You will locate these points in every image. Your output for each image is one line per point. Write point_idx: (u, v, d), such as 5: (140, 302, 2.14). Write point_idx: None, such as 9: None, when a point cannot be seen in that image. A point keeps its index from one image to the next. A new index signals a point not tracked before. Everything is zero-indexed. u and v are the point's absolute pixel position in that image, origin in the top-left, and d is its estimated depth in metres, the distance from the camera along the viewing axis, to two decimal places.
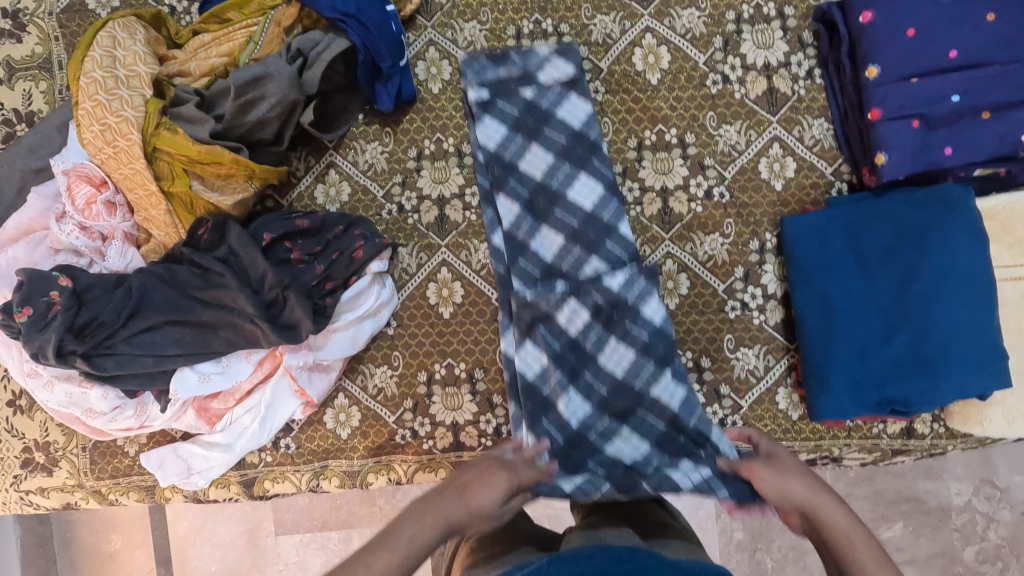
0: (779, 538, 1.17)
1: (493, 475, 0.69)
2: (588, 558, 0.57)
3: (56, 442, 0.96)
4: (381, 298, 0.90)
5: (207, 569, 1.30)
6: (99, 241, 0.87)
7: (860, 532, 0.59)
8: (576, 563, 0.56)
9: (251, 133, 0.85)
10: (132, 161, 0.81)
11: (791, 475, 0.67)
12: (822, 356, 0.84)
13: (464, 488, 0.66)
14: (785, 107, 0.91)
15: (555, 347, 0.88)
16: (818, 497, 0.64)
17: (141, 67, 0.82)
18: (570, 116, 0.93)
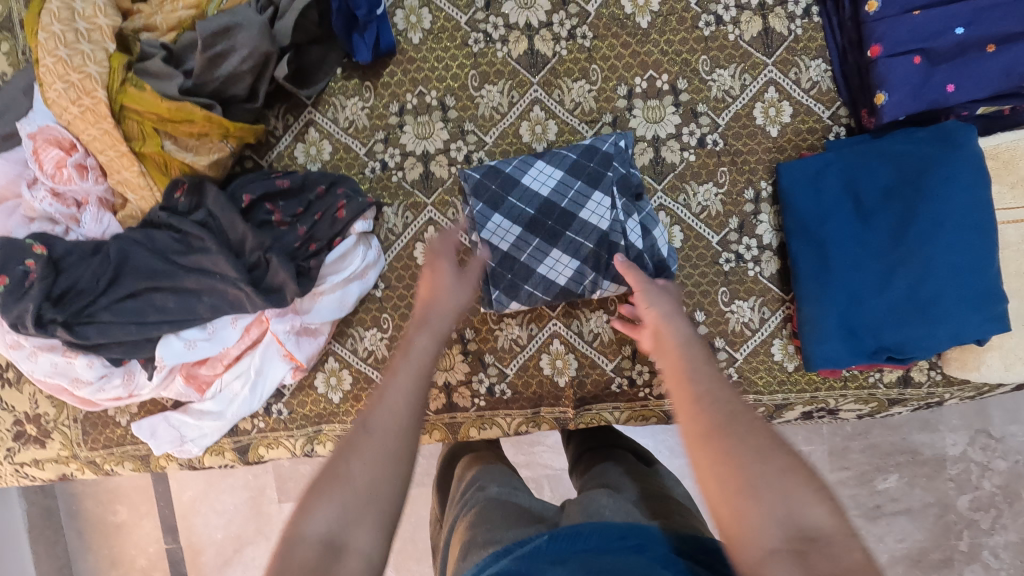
0: None
1: (444, 265, 0.74)
2: (586, 536, 0.59)
3: (47, 413, 0.96)
4: (367, 259, 0.88)
5: (214, 536, 1.32)
6: (72, 210, 0.84)
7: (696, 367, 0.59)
8: (575, 542, 0.59)
9: (223, 89, 0.81)
10: (99, 120, 0.77)
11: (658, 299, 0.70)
12: (816, 302, 0.82)
13: (426, 298, 0.71)
14: (781, 49, 0.88)
15: (524, 218, 0.83)
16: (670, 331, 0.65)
17: (101, 20, 0.77)
18: (595, 220, 0.82)
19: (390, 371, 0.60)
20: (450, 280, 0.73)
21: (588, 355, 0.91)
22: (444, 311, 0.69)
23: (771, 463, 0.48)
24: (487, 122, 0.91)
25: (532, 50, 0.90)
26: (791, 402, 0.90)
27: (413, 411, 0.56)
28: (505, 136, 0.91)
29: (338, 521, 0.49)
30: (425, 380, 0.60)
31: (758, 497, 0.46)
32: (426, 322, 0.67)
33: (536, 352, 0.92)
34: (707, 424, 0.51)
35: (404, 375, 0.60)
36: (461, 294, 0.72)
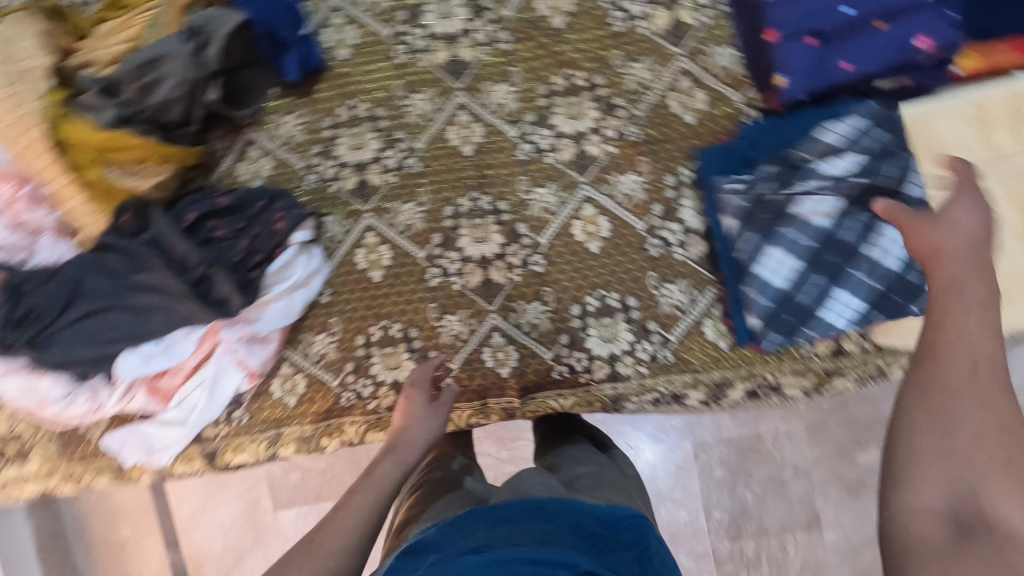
0: (756, 471, 1.19)
1: (416, 394, 0.87)
2: (507, 508, 0.66)
3: (24, 433, 1.02)
4: (310, 267, 0.93)
5: (213, 547, 1.37)
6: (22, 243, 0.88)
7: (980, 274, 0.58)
8: (495, 513, 0.65)
9: (158, 116, 0.85)
10: (40, 154, 0.81)
11: (969, 206, 0.64)
12: (831, 277, 0.83)
13: (407, 425, 0.84)
14: (691, 39, 0.90)
15: None
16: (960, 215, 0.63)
17: (38, 60, 0.82)
18: None
19: (354, 491, 0.73)
20: (426, 415, 0.85)
21: (527, 345, 0.94)
22: (414, 441, 0.82)
23: (984, 437, 0.48)
24: (416, 129, 0.95)
25: (454, 57, 0.94)
26: (729, 381, 0.93)
27: (356, 531, 0.67)
28: (435, 141, 0.95)
29: None
30: (379, 503, 0.71)
31: (947, 444, 0.49)
32: (399, 450, 0.80)
33: (479, 346, 0.95)
34: (943, 365, 0.52)
35: (367, 499, 0.71)
36: (431, 424, 0.84)
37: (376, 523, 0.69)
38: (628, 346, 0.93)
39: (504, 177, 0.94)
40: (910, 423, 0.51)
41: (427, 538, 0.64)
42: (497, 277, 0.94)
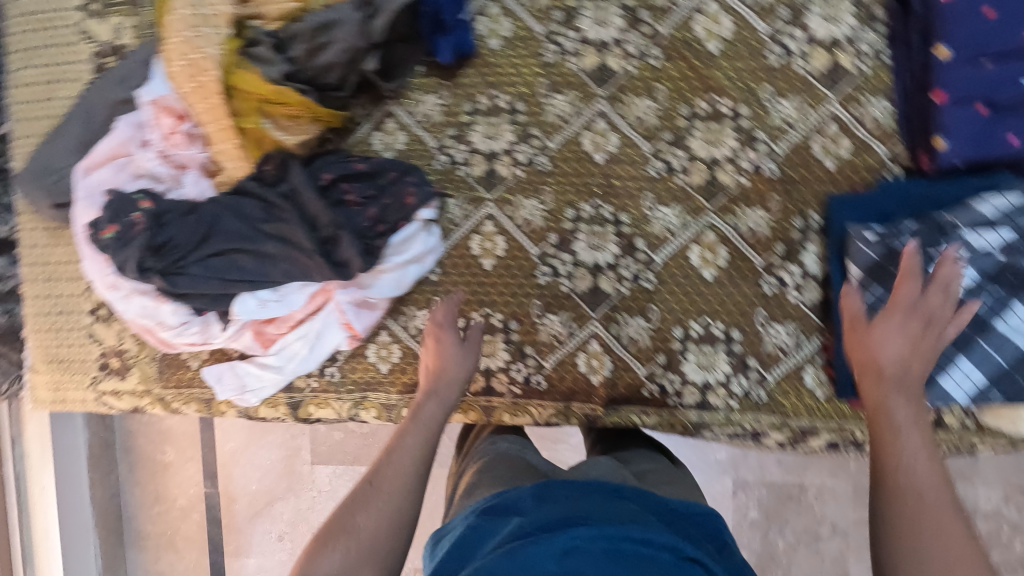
0: (793, 520, 1.17)
1: (447, 336, 0.87)
2: (592, 485, 0.71)
3: (131, 350, 1.08)
4: (427, 244, 0.96)
5: (248, 488, 1.44)
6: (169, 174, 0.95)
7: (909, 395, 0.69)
8: (582, 489, 0.70)
9: (318, 77, 0.89)
10: (210, 96, 0.86)
11: (901, 333, 0.73)
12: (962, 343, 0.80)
13: (440, 367, 0.85)
14: (846, 86, 0.90)
15: None
16: (885, 333, 0.74)
17: (223, 8, 0.86)
18: None
19: (405, 431, 0.76)
20: (456, 352, 0.86)
21: (623, 357, 0.96)
22: (445, 379, 0.84)
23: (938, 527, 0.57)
24: (552, 128, 0.96)
25: (603, 65, 0.95)
26: (816, 429, 0.92)
27: (417, 472, 0.70)
28: (568, 143, 0.96)
29: (347, 563, 0.61)
30: (427, 443, 0.75)
31: (906, 549, 0.57)
32: (438, 392, 0.82)
33: (574, 350, 0.97)
34: (893, 471, 0.63)
35: (416, 437, 0.75)
36: (465, 360, 0.86)
37: (428, 458, 0.73)
38: (723, 377, 0.94)
39: (630, 190, 0.95)
40: (877, 530, 0.61)
41: (521, 496, 0.68)
42: (605, 286, 0.95)
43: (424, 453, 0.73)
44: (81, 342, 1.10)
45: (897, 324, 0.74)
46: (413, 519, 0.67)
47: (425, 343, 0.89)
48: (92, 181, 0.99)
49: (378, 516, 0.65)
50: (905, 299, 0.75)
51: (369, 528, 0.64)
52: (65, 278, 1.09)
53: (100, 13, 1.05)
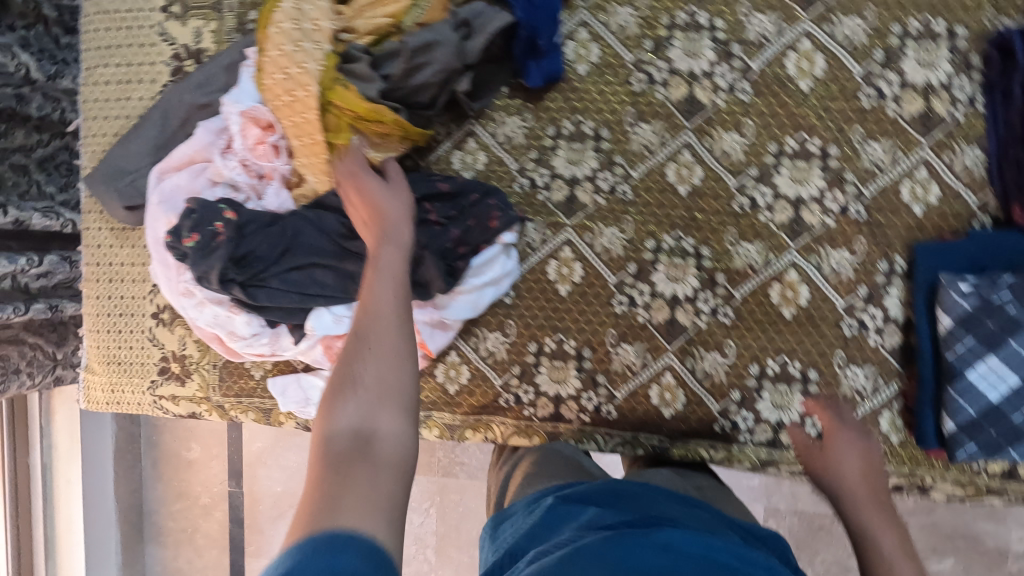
0: (823, 551, 1.18)
1: (370, 179, 0.81)
2: (669, 497, 0.77)
3: (192, 355, 1.08)
4: (506, 267, 0.95)
5: None
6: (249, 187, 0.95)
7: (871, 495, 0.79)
8: (663, 498, 0.77)
9: (409, 96, 0.88)
10: (306, 111, 0.84)
11: (848, 448, 0.84)
12: None
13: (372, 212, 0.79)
14: (939, 131, 0.89)
15: None
16: (846, 445, 0.84)
17: (324, 22, 0.85)
18: None
19: (370, 281, 0.70)
20: (377, 190, 0.80)
21: (696, 391, 0.95)
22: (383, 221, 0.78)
23: None
24: (636, 157, 0.96)
25: (691, 96, 0.94)
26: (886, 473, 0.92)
27: (400, 318, 0.67)
28: (651, 173, 0.95)
29: (364, 408, 0.59)
30: (400, 288, 0.70)
31: None
32: (392, 237, 0.76)
33: (647, 381, 0.96)
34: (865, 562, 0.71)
35: (386, 281, 0.70)
36: (400, 197, 0.81)
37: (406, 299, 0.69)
38: (797, 417, 0.93)
39: (712, 224, 0.94)
40: None
41: (605, 500, 0.74)
42: (682, 318, 0.95)
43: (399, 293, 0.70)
44: (142, 344, 1.09)
45: (852, 436, 0.85)
46: (411, 354, 0.65)
47: (347, 198, 0.83)
48: (168, 185, 0.98)
49: (384, 365, 0.63)
50: (834, 424, 0.87)
51: (375, 375, 0.62)
52: (129, 280, 1.08)
53: (180, 15, 1.04)
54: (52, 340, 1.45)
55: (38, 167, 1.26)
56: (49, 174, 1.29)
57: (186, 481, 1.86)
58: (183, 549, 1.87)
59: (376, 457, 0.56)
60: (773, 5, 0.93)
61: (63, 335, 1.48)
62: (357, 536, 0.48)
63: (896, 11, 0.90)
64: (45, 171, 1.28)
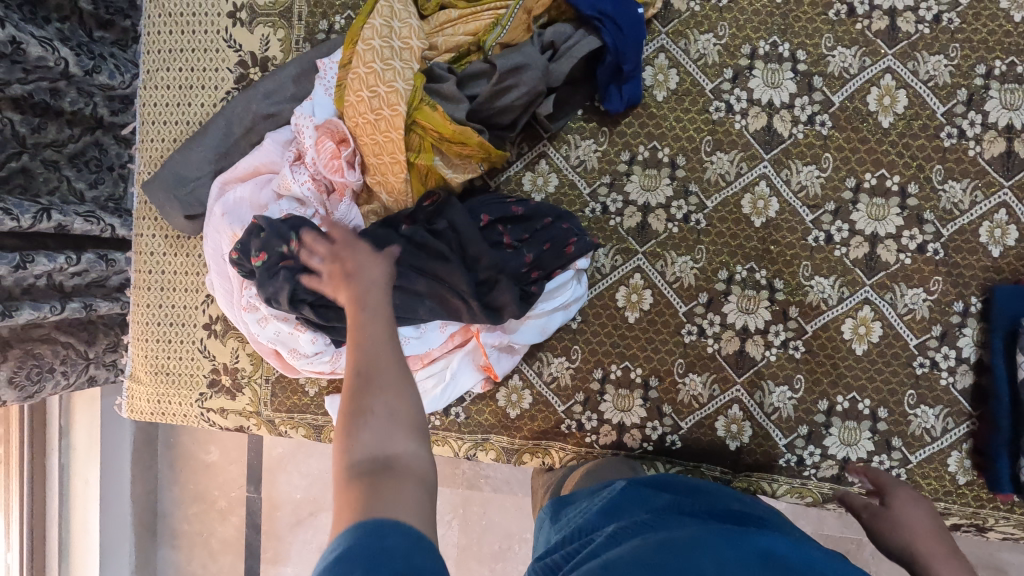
0: None
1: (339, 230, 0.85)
2: (758, 507, 0.74)
3: (244, 368, 1.05)
4: (575, 293, 0.94)
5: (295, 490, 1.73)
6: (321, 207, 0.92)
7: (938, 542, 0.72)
8: (753, 507, 0.73)
9: (492, 117, 0.86)
10: (390, 129, 0.82)
11: (912, 506, 0.79)
12: None
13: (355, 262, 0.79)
14: (1020, 174, 0.89)
15: None
16: (911, 505, 0.79)
17: (414, 41, 0.83)
18: None
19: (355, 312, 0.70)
20: (362, 251, 0.80)
21: (763, 425, 0.94)
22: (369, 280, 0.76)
23: None
24: (712, 186, 0.94)
25: (770, 127, 0.93)
26: (950, 513, 0.91)
27: (398, 349, 0.65)
28: (726, 204, 0.94)
29: (380, 426, 0.57)
30: (385, 314, 0.70)
31: None
32: (368, 276, 0.76)
33: (713, 413, 0.95)
34: None
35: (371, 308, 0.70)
36: (382, 265, 0.79)
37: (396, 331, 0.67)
38: (864, 455, 0.93)
39: (786, 257, 0.93)
40: None
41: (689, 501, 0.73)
42: (752, 351, 0.94)
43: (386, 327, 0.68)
44: (191, 355, 1.07)
45: (907, 498, 0.81)
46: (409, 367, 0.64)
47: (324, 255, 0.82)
48: (233, 195, 0.97)
49: (394, 394, 0.59)
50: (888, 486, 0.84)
51: (387, 405, 0.58)
52: (182, 289, 1.06)
53: (247, 22, 1.02)
54: (83, 340, 1.40)
55: (71, 164, 1.17)
56: (81, 170, 1.19)
57: (203, 485, 1.83)
58: (197, 553, 1.84)
59: (400, 474, 0.54)
60: (856, 39, 0.92)
61: (92, 335, 1.43)
62: (405, 533, 0.47)
63: (982, 51, 0.89)
64: (76, 167, 1.18)
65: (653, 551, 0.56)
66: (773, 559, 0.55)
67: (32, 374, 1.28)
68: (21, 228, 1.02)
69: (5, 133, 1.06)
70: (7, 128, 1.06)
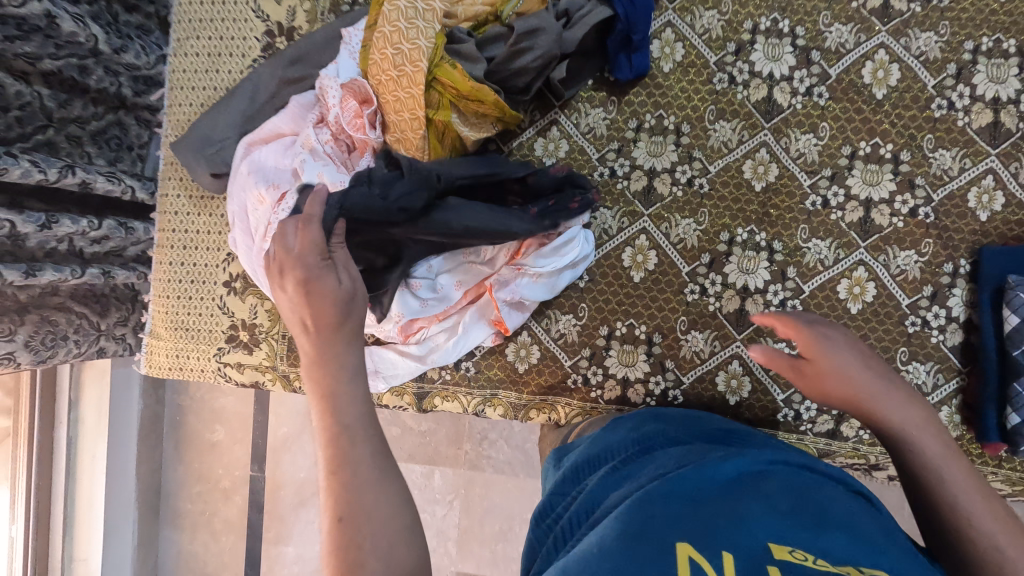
0: None
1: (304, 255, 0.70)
2: (747, 430, 0.79)
3: (262, 324, 1.09)
4: (583, 251, 0.97)
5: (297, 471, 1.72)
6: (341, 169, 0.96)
7: (884, 393, 0.69)
8: (744, 432, 0.78)
9: (508, 79, 0.91)
10: (411, 86, 0.86)
11: (834, 342, 0.74)
12: None
13: (324, 321, 0.66)
14: (1007, 143, 0.94)
15: None
16: (838, 351, 0.74)
17: (436, 3, 0.87)
18: None
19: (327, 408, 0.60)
20: (331, 288, 0.68)
21: (762, 381, 0.98)
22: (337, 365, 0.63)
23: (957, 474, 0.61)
24: (714, 153, 0.99)
25: (770, 98, 0.98)
26: None
27: (385, 463, 0.57)
28: (728, 169, 0.99)
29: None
30: (362, 409, 0.61)
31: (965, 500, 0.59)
32: (338, 348, 0.65)
33: (714, 369, 0.99)
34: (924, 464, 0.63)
35: (346, 408, 0.60)
36: (360, 307, 0.70)
37: (379, 447, 0.57)
38: None
39: (785, 220, 0.98)
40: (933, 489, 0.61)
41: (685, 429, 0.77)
42: (751, 310, 0.98)
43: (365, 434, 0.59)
44: (211, 312, 1.11)
45: (829, 342, 0.74)
46: (398, 486, 0.56)
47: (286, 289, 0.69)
48: (259, 154, 1.01)
49: (391, 534, 0.53)
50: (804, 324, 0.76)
51: (383, 558, 0.51)
52: (204, 248, 1.10)
53: None
54: (96, 312, 1.39)
55: (93, 140, 1.21)
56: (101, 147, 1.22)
57: (207, 464, 1.81)
58: (199, 533, 1.81)
59: None
60: (852, 16, 0.97)
61: (105, 307, 1.41)
62: None
63: (969, 28, 0.95)
64: (97, 144, 1.22)
65: (635, 501, 0.54)
66: (750, 477, 0.57)
67: (46, 340, 1.26)
68: (48, 183, 1.06)
69: (34, 105, 1.09)
70: (36, 101, 1.09)
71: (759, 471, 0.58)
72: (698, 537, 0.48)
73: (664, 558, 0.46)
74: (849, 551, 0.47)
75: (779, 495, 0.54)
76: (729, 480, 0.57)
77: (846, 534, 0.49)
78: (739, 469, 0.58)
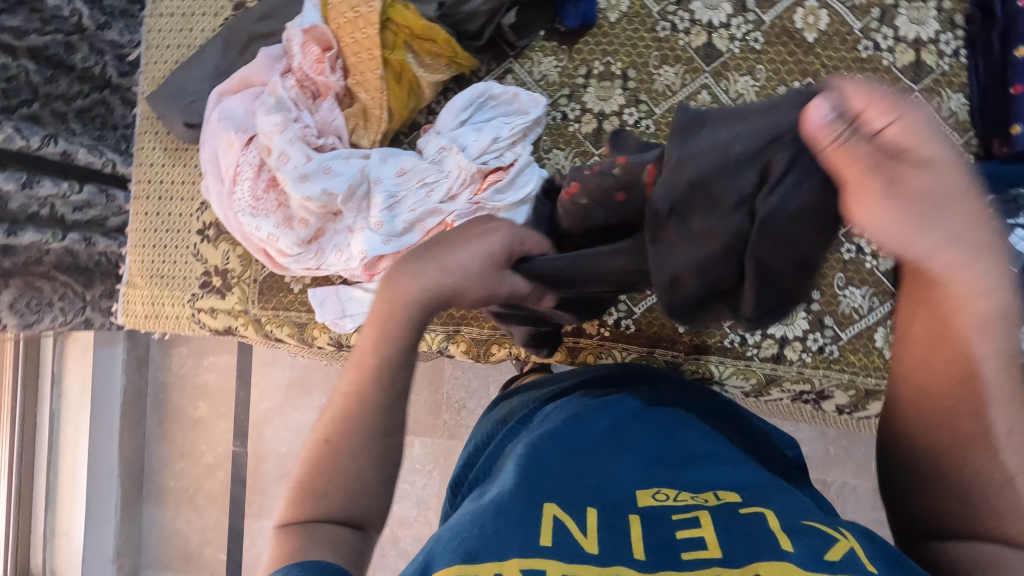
0: None
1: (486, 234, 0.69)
2: (660, 374, 0.83)
3: (234, 269, 1.14)
4: (539, 187, 1.01)
5: (280, 445, 1.70)
6: (303, 113, 1.01)
7: (1015, 394, 0.44)
8: (649, 373, 0.82)
9: (460, 24, 1.01)
10: (367, 26, 0.98)
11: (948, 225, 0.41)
12: None
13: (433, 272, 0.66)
14: (928, 79, 1.00)
15: None
16: (1002, 331, 0.43)
17: None
18: None
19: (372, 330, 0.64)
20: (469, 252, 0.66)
21: None
22: (402, 309, 0.63)
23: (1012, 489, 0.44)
24: (659, 96, 1.06)
25: (709, 44, 1.05)
26: (880, 387, 0.99)
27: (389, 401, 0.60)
28: (672, 110, 1.05)
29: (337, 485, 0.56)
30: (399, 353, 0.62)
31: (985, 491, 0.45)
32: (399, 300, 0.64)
33: None
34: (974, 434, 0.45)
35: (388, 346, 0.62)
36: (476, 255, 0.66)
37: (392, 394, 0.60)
38: (800, 333, 1.02)
39: None
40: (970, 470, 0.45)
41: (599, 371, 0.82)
42: None
43: (403, 354, 0.62)
44: (185, 259, 1.15)
45: (995, 311, 0.42)
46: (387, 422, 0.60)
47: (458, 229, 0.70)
48: (228, 103, 1.06)
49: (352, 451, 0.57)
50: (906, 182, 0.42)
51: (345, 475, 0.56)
52: (179, 198, 1.16)
53: None
54: (81, 283, 1.34)
55: (78, 118, 1.23)
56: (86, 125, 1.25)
57: (191, 439, 1.79)
58: (183, 510, 1.78)
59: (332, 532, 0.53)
60: None
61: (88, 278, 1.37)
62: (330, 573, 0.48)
63: None
64: (82, 122, 1.25)
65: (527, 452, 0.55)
66: (630, 423, 0.60)
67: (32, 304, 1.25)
68: (29, 149, 1.11)
69: (20, 79, 1.12)
70: (22, 74, 1.12)
71: (637, 417, 0.62)
72: (569, 495, 0.50)
73: (531, 514, 0.46)
74: (712, 479, 0.52)
75: (649, 441, 0.58)
76: (603, 435, 0.58)
77: (701, 466, 0.54)
78: (614, 419, 0.61)
